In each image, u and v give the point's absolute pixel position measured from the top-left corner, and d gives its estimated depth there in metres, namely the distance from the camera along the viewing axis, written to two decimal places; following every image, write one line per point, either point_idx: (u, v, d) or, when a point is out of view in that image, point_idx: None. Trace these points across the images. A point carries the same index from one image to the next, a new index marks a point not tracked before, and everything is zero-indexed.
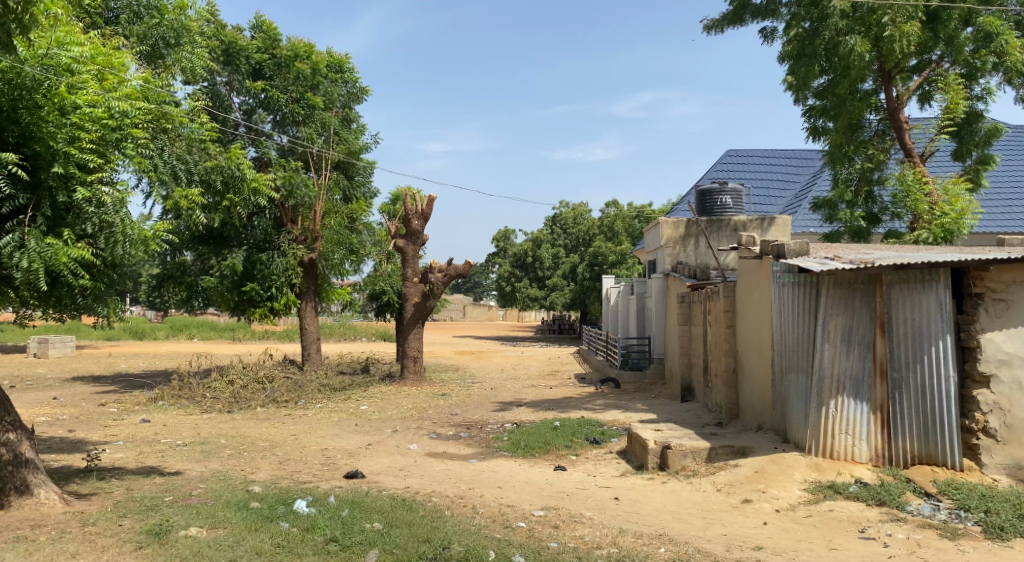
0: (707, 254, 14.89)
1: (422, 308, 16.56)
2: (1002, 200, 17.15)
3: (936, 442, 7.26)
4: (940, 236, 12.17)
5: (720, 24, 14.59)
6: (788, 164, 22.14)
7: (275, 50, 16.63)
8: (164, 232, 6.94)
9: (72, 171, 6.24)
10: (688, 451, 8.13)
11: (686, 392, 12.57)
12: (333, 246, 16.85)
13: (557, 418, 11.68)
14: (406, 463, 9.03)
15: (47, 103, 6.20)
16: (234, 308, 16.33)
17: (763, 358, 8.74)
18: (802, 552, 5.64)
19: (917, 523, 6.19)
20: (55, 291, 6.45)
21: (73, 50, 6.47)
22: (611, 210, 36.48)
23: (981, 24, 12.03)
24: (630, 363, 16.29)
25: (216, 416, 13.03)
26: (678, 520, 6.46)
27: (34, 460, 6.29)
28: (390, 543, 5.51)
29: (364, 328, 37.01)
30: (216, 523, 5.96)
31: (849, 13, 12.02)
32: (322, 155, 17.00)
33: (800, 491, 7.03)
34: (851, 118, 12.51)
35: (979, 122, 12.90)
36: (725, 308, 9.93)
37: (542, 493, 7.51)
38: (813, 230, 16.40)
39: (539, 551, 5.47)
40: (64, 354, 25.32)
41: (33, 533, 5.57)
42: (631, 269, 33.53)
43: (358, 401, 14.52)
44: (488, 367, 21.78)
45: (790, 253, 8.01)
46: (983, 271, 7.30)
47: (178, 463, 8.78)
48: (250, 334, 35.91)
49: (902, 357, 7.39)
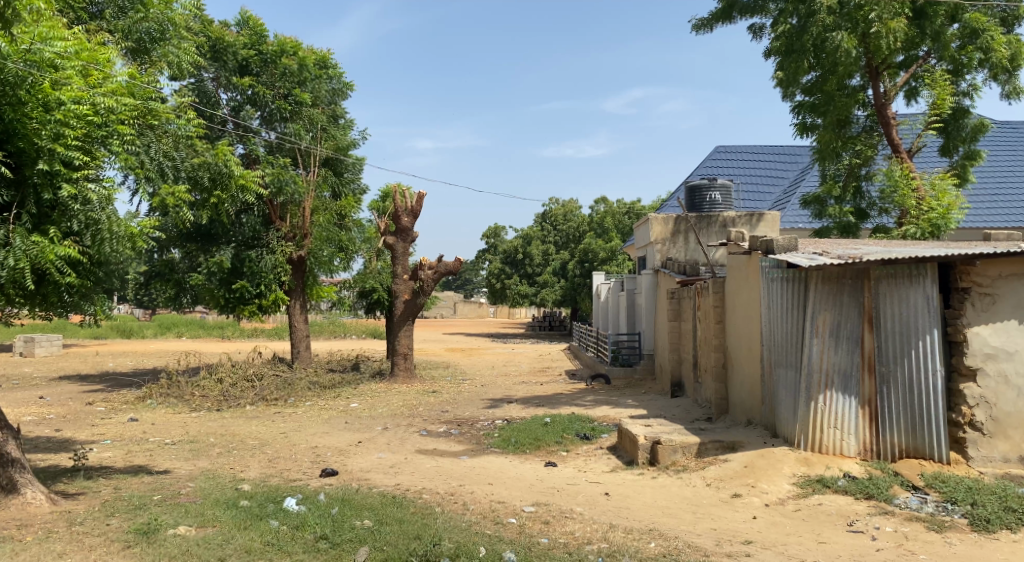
0: (696, 250, 15.00)
1: (411, 305, 16.52)
2: (989, 195, 17.32)
3: (924, 436, 7.34)
4: (928, 231, 12.16)
5: (709, 22, 14.60)
6: (777, 159, 22.19)
7: (261, 45, 16.52)
8: (151, 229, 6.88)
9: (57, 168, 6.16)
10: (677, 446, 8.18)
11: (675, 388, 12.64)
12: (321, 243, 16.71)
13: (547, 414, 11.66)
14: (396, 461, 9.00)
15: (30, 100, 6.15)
16: (221, 307, 16.19)
17: (752, 354, 8.77)
18: (791, 547, 5.66)
19: (905, 516, 6.23)
20: (42, 289, 6.35)
21: (57, 45, 6.36)
22: (600, 207, 36.66)
23: (967, 20, 12.17)
24: (620, 359, 16.28)
25: (204, 416, 12.91)
26: (668, 515, 6.50)
27: (22, 459, 6.24)
28: (380, 541, 5.49)
29: (353, 326, 36.76)
30: (204, 522, 5.91)
31: (835, 9, 12.05)
32: (310, 151, 16.86)
33: (788, 485, 7.07)
34: (839, 114, 12.63)
35: (965, 118, 12.94)
36: (714, 303, 9.98)
37: (533, 489, 7.51)
38: (802, 226, 16.51)
39: (530, 549, 5.44)
40: (51, 352, 25.14)
41: (19, 533, 5.53)
42: (620, 266, 33.64)
43: (348, 399, 14.47)
44: (478, 363, 21.75)
45: (779, 249, 8.06)
46: (970, 265, 7.35)
47: (166, 462, 8.73)
48: (237, 333, 35.57)
49: (891, 351, 7.44)
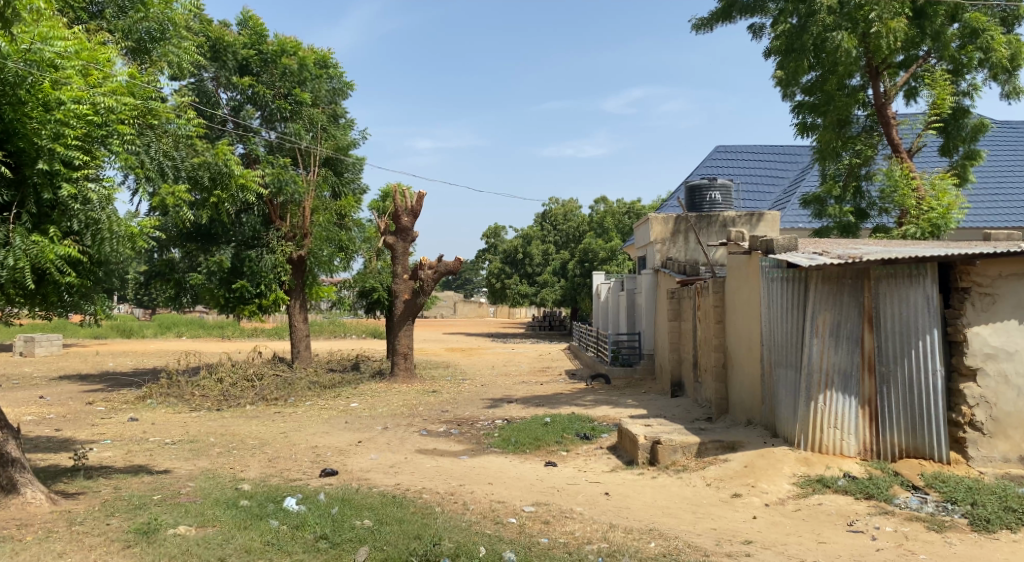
0: (696, 249, 15.00)
1: (411, 305, 16.52)
2: (989, 195, 17.31)
3: (924, 436, 7.34)
4: (928, 231, 12.15)
5: (709, 22, 14.60)
6: (777, 159, 22.19)
7: (262, 45, 16.53)
8: (151, 229, 6.89)
9: (57, 168, 6.16)
10: (677, 446, 8.18)
11: (675, 388, 12.64)
12: (321, 243, 16.71)
13: (547, 414, 11.66)
14: (396, 460, 9.00)
15: (30, 99, 6.15)
16: (221, 307, 16.19)
17: (752, 354, 8.77)
18: (791, 547, 5.66)
19: (905, 516, 6.22)
20: (42, 289, 6.35)
21: (57, 45, 6.36)
22: (600, 207, 36.68)
23: (967, 20, 12.17)
24: (620, 359, 16.28)
25: (204, 415, 12.91)
26: (668, 515, 6.50)
27: (22, 459, 6.24)
28: (380, 541, 5.49)
29: (353, 325, 36.75)
30: (204, 522, 5.91)
31: (835, 9, 12.04)
32: (310, 151, 16.86)
33: (788, 485, 7.07)
34: (839, 114, 12.62)
35: (965, 118, 12.94)
36: (714, 303, 9.98)
37: (533, 489, 7.51)
38: (802, 226, 16.51)
39: (530, 548, 5.44)
40: (51, 352, 25.15)
41: (19, 533, 5.53)
42: (620, 266, 33.65)
43: (348, 399, 14.47)
44: (478, 363, 21.74)
45: (779, 249, 8.06)
46: (970, 265, 7.35)
47: (166, 462, 8.73)
48: (238, 332, 35.56)
49: (891, 351, 7.44)
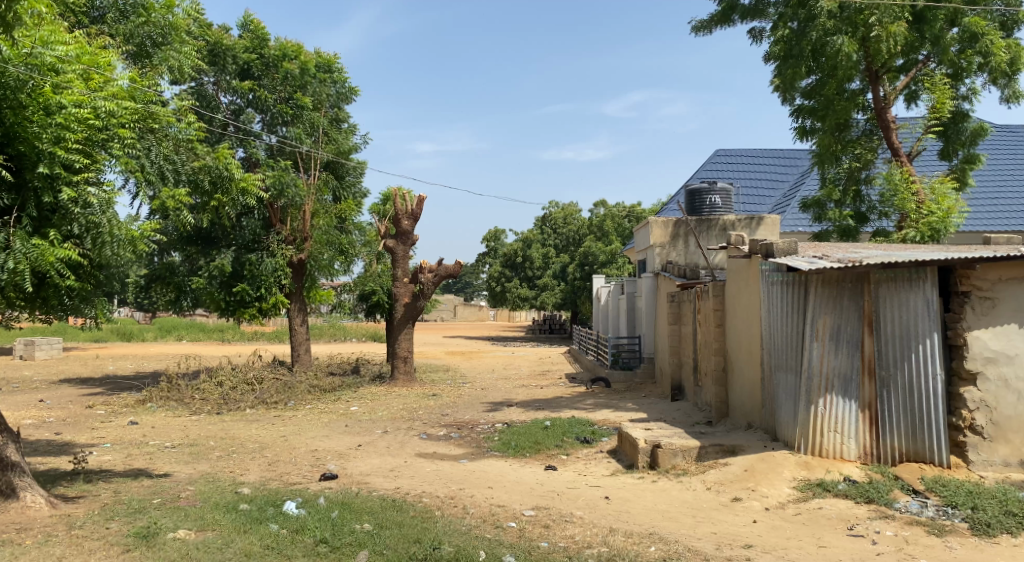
0: (696, 253, 15.04)
1: (411, 309, 16.50)
2: (989, 199, 17.32)
3: (925, 440, 7.33)
4: (927, 235, 12.22)
5: (708, 24, 14.62)
6: (777, 163, 22.21)
7: (263, 50, 16.65)
8: (152, 232, 6.92)
9: (58, 171, 6.17)
10: (677, 450, 8.16)
11: (675, 391, 12.63)
12: (321, 246, 16.75)
13: (548, 418, 11.63)
14: (396, 464, 9.00)
15: (32, 103, 6.14)
16: (222, 311, 16.15)
17: (752, 357, 8.76)
18: (791, 551, 5.66)
19: (905, 520, 6.23)
20: (42, 292, 6.34)
21: (57, 49, 6.42)
22: (600, 211, 36.72)
23: (966, 24, 12.14)
24: (620, 362, 16.28)
25: (205, 419, 12.91)
26: (668, 519, 6.49)
27: (21, 463, 6.24)
28: (380, 545, 5.49)
29: (353, 329, 36.71)
30: (204, 526, 5.91)
31: (835, 13, 12.00)
32: (311, 155, 16.95)
33: (789, 489, 7.06)
34: (838, 118, 12.62)
35: (965, 122, 12.96)
36: (714, 307, 9.99)
37: (533, 493, 7.50)
38: (802, 229, 16.53)
39: (530, 552, 5.45)
40: (51, 355, 25.20)
41: (19, 536, 5.53)
42: (620, 269, 33.69)
43: (348, 402, 14.47)
44: (478, 367, 21.69)
45: (779, 253, 8.07)
46: (969, 270, 7.35)
47: (166, 465, 8.73)
48: (238, 336, 35.60)
49: (891, 355, 7.44)
